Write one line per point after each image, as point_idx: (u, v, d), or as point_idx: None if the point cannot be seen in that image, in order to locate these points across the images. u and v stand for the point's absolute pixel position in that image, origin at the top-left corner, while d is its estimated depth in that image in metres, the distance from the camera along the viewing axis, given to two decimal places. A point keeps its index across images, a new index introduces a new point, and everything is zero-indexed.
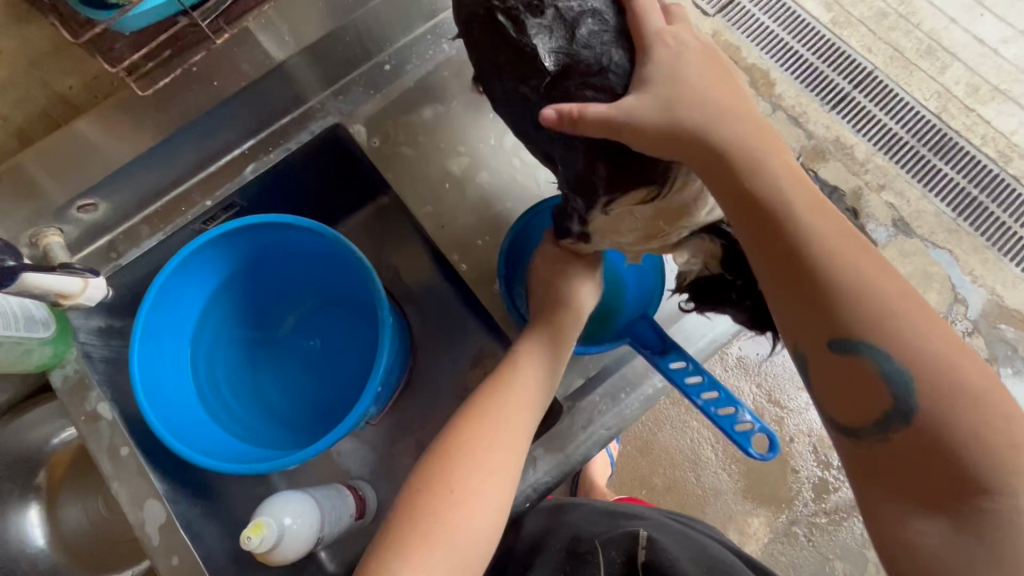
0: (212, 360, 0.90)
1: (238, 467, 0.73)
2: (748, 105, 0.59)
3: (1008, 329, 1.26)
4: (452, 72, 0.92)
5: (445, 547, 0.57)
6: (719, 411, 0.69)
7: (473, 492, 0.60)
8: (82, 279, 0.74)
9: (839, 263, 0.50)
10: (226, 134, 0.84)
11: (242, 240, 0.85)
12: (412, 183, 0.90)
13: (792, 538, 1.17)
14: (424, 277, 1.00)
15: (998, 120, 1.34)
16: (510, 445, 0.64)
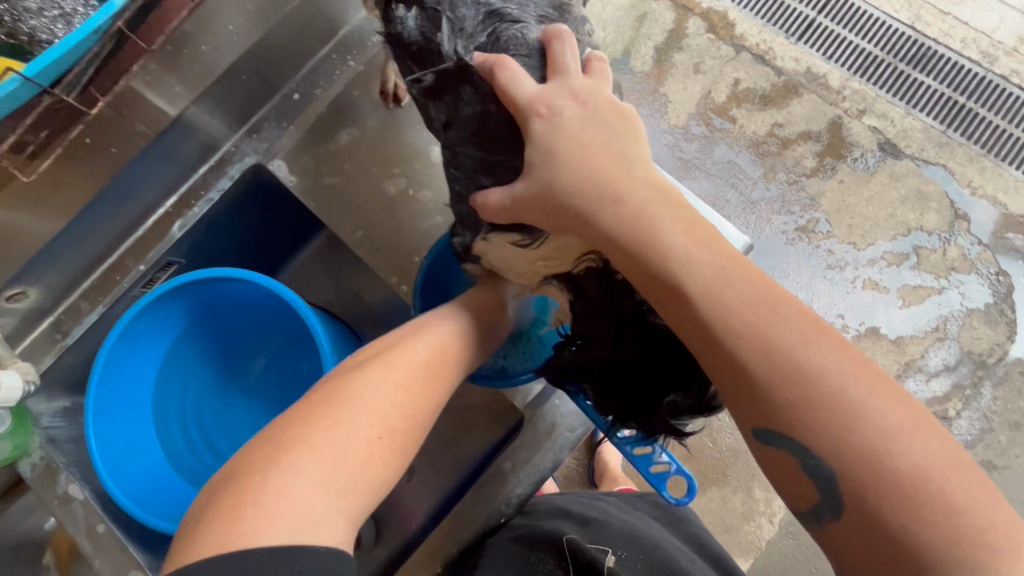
0: (182, 412, 0.91)
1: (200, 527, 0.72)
2: (624, 147, 0.50)
3: (1017, 238, 1.16)
4: (362, 89, 0.89)
5: (288, 490, 0.46)
6: (635, 450, 0.61)
7: (328, 434, 0.51)
8: None
9: (726, 303, 0.44)
10: (143, 195, 0.83)
11: (186, 297, 0.84)
12: (342, 211, 0.87)
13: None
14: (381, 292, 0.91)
15: (977, 19, 1.24)
16: (373, 394, 0.55)
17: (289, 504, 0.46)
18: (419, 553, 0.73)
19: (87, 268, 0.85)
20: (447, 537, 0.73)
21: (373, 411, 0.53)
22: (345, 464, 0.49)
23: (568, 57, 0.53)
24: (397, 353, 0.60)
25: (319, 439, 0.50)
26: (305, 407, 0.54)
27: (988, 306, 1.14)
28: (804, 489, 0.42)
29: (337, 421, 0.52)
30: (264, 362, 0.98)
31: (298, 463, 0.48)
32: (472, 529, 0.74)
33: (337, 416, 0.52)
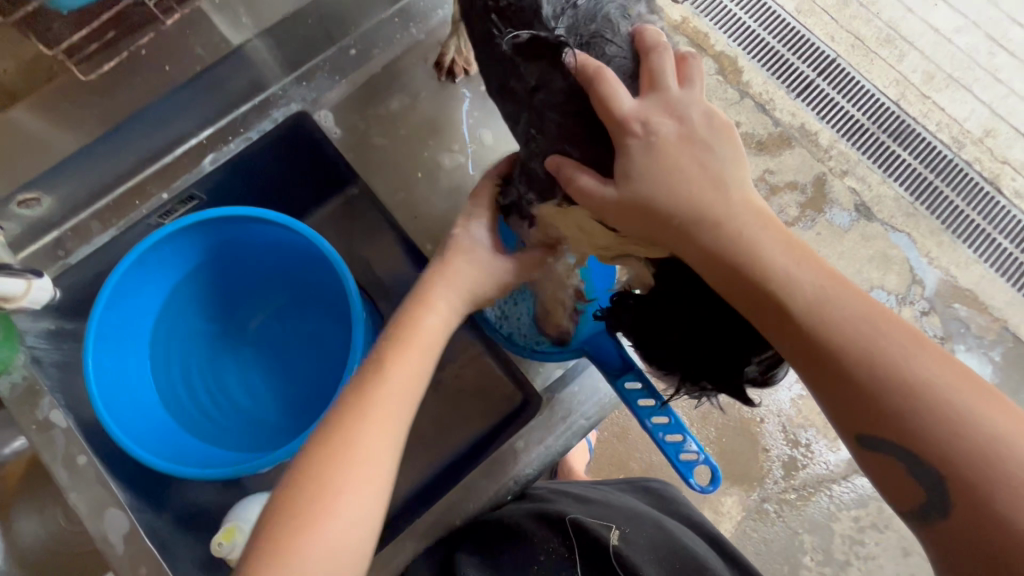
0: (182, 362, 0.86)
1: (199, 474, 0.70)
2: (721, 170, 0.51)
3: (962, 308, 1.27)
4: (420, 59, 0.89)
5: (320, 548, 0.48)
6: (667, 437, 0.66)
7: (350, 486, 0.50)
8: (26, 281, 0.70)
9: (826, 322, 0.45)
10: (181, 122, 0.80)
11: (201, 236, 0.81)
12: (382, 174, 0.85)
13: (763, 515, 1.21)
14: (397, 269, 0.92)
15: (951, 108, 1.37)
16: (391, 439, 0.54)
17: (296, 550, 0.47)
18: (423, 520, 0.73)
19: (106, 187, 0.80)
20: (452, 508, 0.74)
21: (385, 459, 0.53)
22: (346, 483, 0.50)
23: (667, 75, 0.54)
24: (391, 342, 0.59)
25: (314, 469, 0.51)
26: (321, 457, 0.51)
27: None
28: (910, 493, 0.45)
29: (326, 444, 0.52)
30: (262, 318, 0.91)
31: (297, 502, 0.49)
32: (478, 504, 0.74)
33: (327, 438, 0.53)
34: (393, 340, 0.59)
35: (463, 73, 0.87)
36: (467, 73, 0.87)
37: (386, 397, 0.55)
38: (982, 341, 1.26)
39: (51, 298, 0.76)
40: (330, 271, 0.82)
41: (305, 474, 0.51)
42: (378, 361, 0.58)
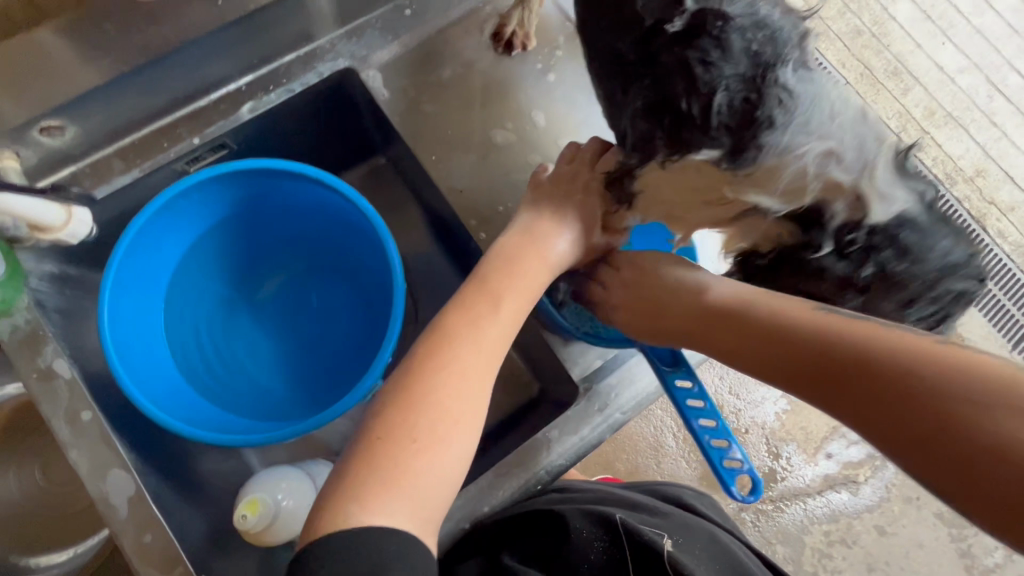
0: (195, 322, 0.80)
1: (220, 439, 0.66)
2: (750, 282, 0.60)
3: None
4: (476, 28, 0.85)
5: (403, 494, 0.48)
6: (712, 442, 0.64)
7: (435, 439, 0.50)
8: (66, 210, 0.67)
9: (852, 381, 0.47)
10: (222, 64, 0.74)
11: (231, 188, 0.76)
12: (428, 143, 0.81)
13: (741, 523, 1.22)
14: (418, 250, 0.94)
15: (948, 145, 1.38)
16: (476, 389, 0.54)
17: (412, 473, 0.49)
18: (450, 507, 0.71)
19: (134, 123, 0.74)
20: (478, 495, 0.72)
21: (467, 412, 0.53)
22: (461, 413, 0.52)
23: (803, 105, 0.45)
24: (500, 277, 0.61)
25: (429, 394, 0.52)
26: (404, 403, 0.52)
27: None
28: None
29: (445, 372, 0.54)
30: (279, 281, 0.86)
31: (413, 425, 0.50)
32: (510, 491, 0.72)
33: (442, 364, 0.54)
34: (499, 273, 0.61)
35: (521, 47, 0.84)
36: (524, 48, 0.84)
37: (499, 336, 0.58)
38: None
39: (90, 235, 0.72)
40: (369, 235, 0.78)
41: (421, 396, 0.52)
42: (487, 295, 0.59)
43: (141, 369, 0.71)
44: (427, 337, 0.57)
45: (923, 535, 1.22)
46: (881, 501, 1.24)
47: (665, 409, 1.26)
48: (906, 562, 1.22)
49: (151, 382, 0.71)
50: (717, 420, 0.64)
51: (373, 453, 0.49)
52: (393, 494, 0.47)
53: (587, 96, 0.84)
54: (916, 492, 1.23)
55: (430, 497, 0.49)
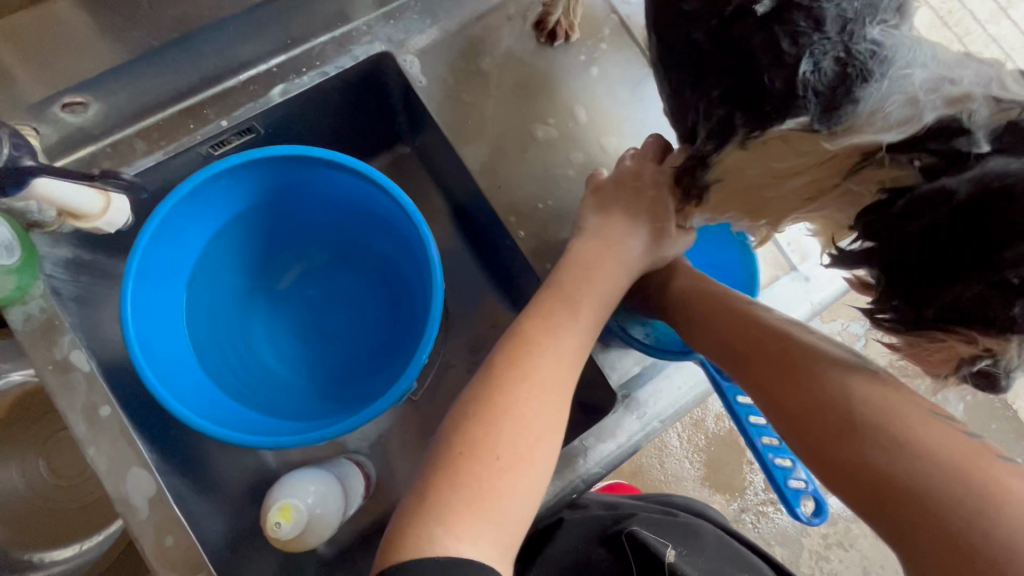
0: (215, 313, 0.77)
1: (250, 440, 0.62)
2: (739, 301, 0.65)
3: None
4: (517, 15, 0.81)
5: (491, 517, 0.47)
6: (775, 460, 0.63)
7: (521, 462, 0.50)
8: (104, 198, 0.62)
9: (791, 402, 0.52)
10: (253, 43, 0.70)
11: (261, 176, 0.72)
12: (465, 134, 0.78)
13: (741, 524, 1.22)
14: (443, 244, 0.91)
15: None
16: (556, 408, 0.53)
17: (495, 494, 0.48)
18: None
19: (158, 102, 0.69)
20: None
21: (551, 434, 0.52)
22: (541, 429, 0.52)
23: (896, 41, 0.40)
24: (578, 284, 0.61)
25: (512, 408, 0.52)
26: (485, 420, 0.51)
27: None
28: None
29: (527, 383, 0.53)
30: (299, 272, 0.84)
31: (496, 441, 0.50)
32: (546, 501, 0.70)
33: (523, 376, 0.53)
34: (574, 275, 0.62)
35: (564, 38, 0.80)
36: (567, 39, 0.80)
37: (576, 347, 0.58)
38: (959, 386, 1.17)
39: (126, 225, 0.68)
40: (403, 230, 0.75)
41: (504, 409, 0.51)
42: (563, 301, 0.59)
43: (171, 369, 0.67)
44: (503, 350, 0.56)
45: None
46: None
47: None
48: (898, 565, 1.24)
49: (179, 380, 0.68)
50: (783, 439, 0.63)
51: (457, 472, 0.48)
52: (476, 515, 0.47)
53: (630, 93, 0.81)
54: None
55: (512, 517, 0.48)
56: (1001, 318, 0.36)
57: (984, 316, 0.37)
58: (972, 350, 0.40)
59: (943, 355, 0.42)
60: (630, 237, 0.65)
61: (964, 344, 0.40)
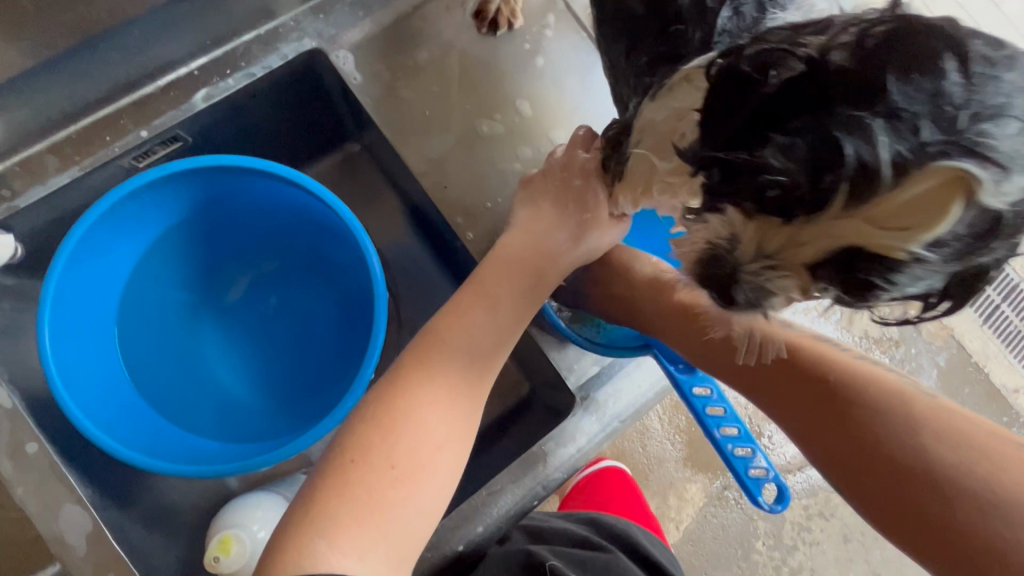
0: (148, 333, 0.72)
1: (183, 470, 0.59)
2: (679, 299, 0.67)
3: None
4: (457, 4, 0.77)
5: (381, 530, 0.43)
6: (735, 450, 0.62)
7: (419, 469, 0.46)
8: None
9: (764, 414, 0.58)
10: (167, 45, 0.65)
11: (187, 187, 0.68)
12: (406, 132, 0.74)
13: (723, 501, 1.07)
14: (393, 240, 0.86)
15: None
16: (463, 415, 0.51)
17: (387, 506, 0.44)
18: (438, 529, 0.66)
19: (70, 114, 0.65)
20: (471, 515, 0.68)
21: (452, 436, 0.49)
22: (444, 437, 0.49)
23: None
24: (493, 281, 0.57)
25: (414, 413, 0.48)
26: (377, 420, 0.48)
27: (886, 369, 1.15)
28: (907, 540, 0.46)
29: (432, 386, 0.50)
30: (245, 286, 0.78)
31: (395, 450, 0.46)
32: (503, 511, 0.69)
33: (429, 378, 0.50)
34: (496, 273, 0.57)
35: (507, 27, 0.77)
36: (510, 27, 0.77)
37: (490, 349, 0.54)
38: (930, 347, 1.17)
39: (17, 256, 0.65)
40: (345, 236, 0.71)
41: (405, 415, 0.48)
42: (484, 298, 0.55)
43: (91, 394, 0.63)
44: (411, 345, 0.53)
45: None
46: None
47: None
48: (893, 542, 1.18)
49: (102, 406, 0.64)
50: (742, 429, 0.62)
51: (345, 479, 0.44)
52: (363, 529, 0.43)
53: (579, 81, 0.77)
54: None
55: (407, 534, 0.45)
56: (747, 164, 0.38)
57: (734, 173, 0.39)
58: (721, 233, 0.42)
59: (697, 242, 0.44)
60: (562, 229, 0.60)
61: (719, 225, 0.42)
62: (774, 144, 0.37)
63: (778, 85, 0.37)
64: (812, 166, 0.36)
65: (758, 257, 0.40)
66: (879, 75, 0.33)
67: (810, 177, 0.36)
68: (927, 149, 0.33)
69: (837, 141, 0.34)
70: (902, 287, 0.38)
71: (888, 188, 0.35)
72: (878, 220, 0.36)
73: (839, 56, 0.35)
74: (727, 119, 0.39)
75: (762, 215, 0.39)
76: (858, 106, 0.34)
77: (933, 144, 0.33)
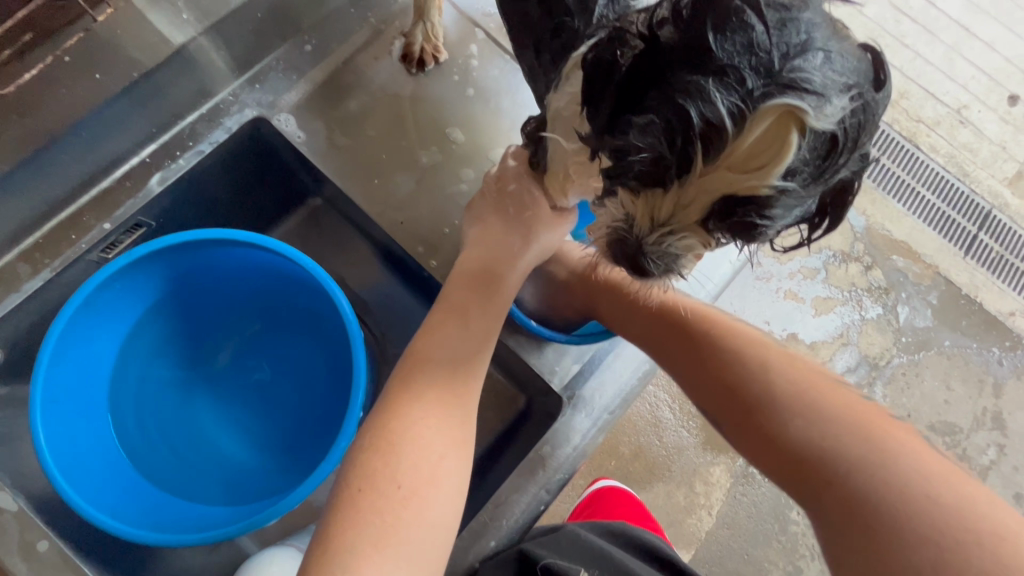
0: (141, 416, 0.74)
1: (191, 539, 0.60)
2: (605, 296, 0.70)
3: (899, 259, 1.21)
4: (383, 53, 0.81)
5: (401, 551, 0.44)
6: None
7: (424, 482, 0.47)
8: None
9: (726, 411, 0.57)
10: (113, 138, 0.68)
11: (156, 267, 0.70)
12: (357, 175, 0.78)
13: (750, 479, 1.08)
14: (371, 282, 0.88)
15: None
16: (456, 422, 0.52)
17: (404, 526, 0.45)
18: (451, 549, 0.69)
19: (33, 221, 0.68)
20: (482, 531, 0.69)
21: (452, 444, 0.51)
22: (444, 446, 0.50)
23: None
24: (463, 300, 0.59)
25: (410, 432, 0.50)
26: (373, 447, 0.49)
27: (880, 317, 1.17)
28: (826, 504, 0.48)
29: (423, 403, 0.52)
30: (231, 353, 0.80)
31: (398, 469, 0.47)
32: (509, 518, 0.70)
33: (418, 397, 0.52)
34: (460, 289, 0.60)
35: (434, 61, 0.81)
36: (436, 61, 0.81)
37: (468, 358, 0.56)
38: (920, 288, 1.20)
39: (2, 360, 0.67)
40: (316, 287, 0.74)
41: (402, 435, 0.49)
42: (454, 314, 0.58)
43: (96, 485, 0.65)
44: (397, 371, 0.55)
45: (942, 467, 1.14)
46: None
47: (656, 382, 1.12)
48: None
49: (104, 492, 0.65)
50: None
51: (357, 510, 0.46)
52: (384, 555, 0.44)
53: (511, 100, 0.82)
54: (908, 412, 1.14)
55: (426, 549, 0.45)
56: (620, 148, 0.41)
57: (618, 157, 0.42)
58: (619, 215, 0.45)
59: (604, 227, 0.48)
60: (523, 241, 0.64)
61: (615, 209, 0.45)
62: (635, 126, 0.40)
63: (625, 65, 0.41)
64: (667, 137, 0.39)
65: (654, 229, 0.42)
66: (700, 36, 0.37)
67: (670, 146, 0.39)
68: (753, 95, 0.35)
69: (683, 107, 0.37)
70: (780, 220, 0.40)
71: (733, 136, 0.36)
72: (738, 166, 0.37)
73: (666, 30, 0.39)
74: (601, 110, 0.42)
75: (643, 194, 0.42)
76: (694, 71, 0.37)
77: (758, 89, 0.35)
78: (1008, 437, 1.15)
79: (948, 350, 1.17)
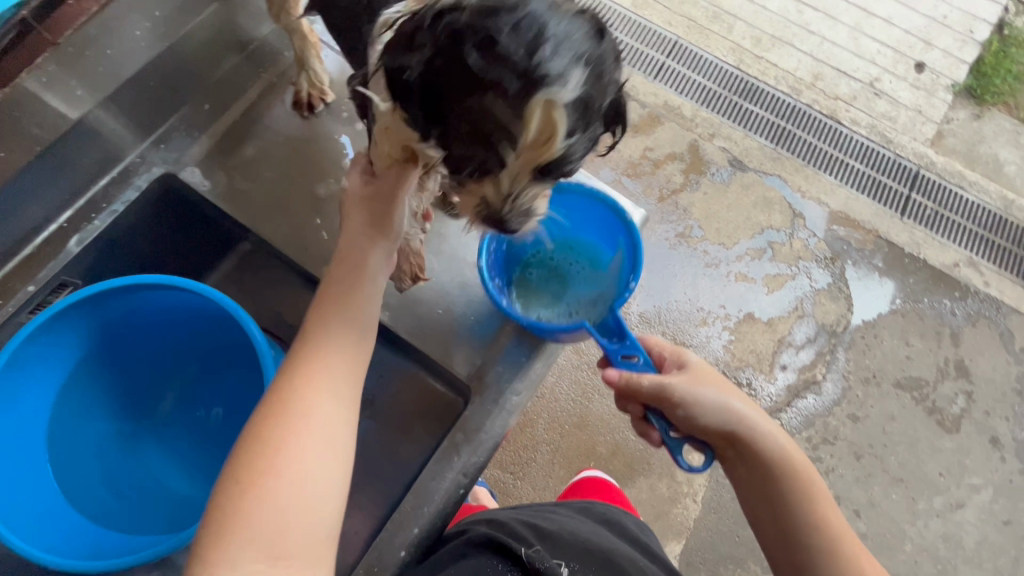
0: (85, 466, 0.79)
1: (111, 565, 0.63)
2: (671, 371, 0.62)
3: (840, 230, 1.29)
4: (276, 102, 0.90)
5: (245, 537, 0.47)
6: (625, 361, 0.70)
7: (266, 470, 0.49)
8: None
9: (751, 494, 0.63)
10: (31, 209, 0.76)
11: (83, 321, 0.75)
12: (262, 213, 0.85)
13: None
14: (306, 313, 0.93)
15: (782, 62, 1.40)
16: (307, 406, 0.52)
17: (249, 516, 0.47)
18: (379, 541, 0.73)
19: None
20: (407, 520, 0.74)
21: (300, 428, 0.51)
22: (293, 435, 0.50)
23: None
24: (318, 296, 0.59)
25: (254, 429, 0.51)
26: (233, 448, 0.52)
27: (831, 285, 1.25)
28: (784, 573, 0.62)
29: (270, 399, 0.53)
30: (173, 398, 0.88)
31: (238, 466, 0.49)
32: (429, 504, 0.75)
33: (272, 394, 0.53)
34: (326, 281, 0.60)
35: (321, 104, 0.90)
36: (324, 103, 0.90)
37: (320, 347, 0.56)
38: (864, 253, 1.28)
39: None
40: (230, 322, 0.80)
41: (251, 433, 0.51)
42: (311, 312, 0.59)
43: (36, 525, 0.69)
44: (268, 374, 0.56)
45: (919, 423, 1.18)
46: (844, 392, 1.19)
47: None
48: (924, 455, 1.16)
49: (38, 532, 0.69)
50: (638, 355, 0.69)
51: (212, 509, 0.49)
52: (232, 543, 0.46)
53: None
54: (869, 371, 1.19)
55: (274, 532, 0.47)
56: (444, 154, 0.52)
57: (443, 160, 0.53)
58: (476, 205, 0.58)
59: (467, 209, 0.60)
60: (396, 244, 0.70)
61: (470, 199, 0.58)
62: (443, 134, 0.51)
63: (410, 74, 0.49)
64: (473, 137, 0.50)
65: (504, 200, 0.55)
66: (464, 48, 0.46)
67: (481, 141, 0.50)
68: (520, 87, 0.46)
69: (475, 106, 0.48)
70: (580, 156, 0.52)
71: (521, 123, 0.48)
72: (534, 145, 0.50)
73: (440, 39, 0.47)
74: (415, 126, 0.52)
75: (484, 179, 0.53)
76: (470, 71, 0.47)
77: (524, 69, 0.45)
78: (974, 382, 1.21)
79: (901, 308, 1.24)
